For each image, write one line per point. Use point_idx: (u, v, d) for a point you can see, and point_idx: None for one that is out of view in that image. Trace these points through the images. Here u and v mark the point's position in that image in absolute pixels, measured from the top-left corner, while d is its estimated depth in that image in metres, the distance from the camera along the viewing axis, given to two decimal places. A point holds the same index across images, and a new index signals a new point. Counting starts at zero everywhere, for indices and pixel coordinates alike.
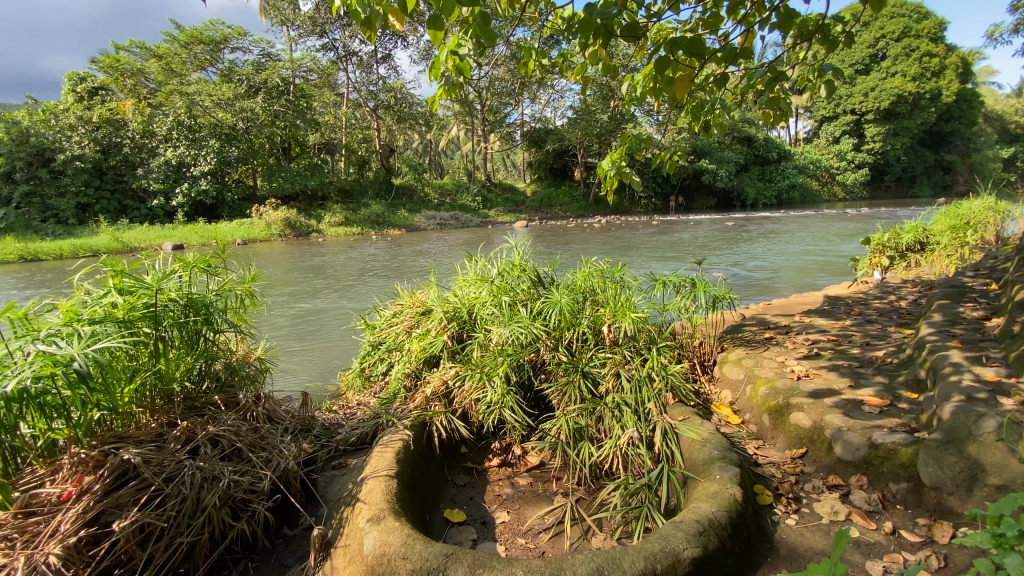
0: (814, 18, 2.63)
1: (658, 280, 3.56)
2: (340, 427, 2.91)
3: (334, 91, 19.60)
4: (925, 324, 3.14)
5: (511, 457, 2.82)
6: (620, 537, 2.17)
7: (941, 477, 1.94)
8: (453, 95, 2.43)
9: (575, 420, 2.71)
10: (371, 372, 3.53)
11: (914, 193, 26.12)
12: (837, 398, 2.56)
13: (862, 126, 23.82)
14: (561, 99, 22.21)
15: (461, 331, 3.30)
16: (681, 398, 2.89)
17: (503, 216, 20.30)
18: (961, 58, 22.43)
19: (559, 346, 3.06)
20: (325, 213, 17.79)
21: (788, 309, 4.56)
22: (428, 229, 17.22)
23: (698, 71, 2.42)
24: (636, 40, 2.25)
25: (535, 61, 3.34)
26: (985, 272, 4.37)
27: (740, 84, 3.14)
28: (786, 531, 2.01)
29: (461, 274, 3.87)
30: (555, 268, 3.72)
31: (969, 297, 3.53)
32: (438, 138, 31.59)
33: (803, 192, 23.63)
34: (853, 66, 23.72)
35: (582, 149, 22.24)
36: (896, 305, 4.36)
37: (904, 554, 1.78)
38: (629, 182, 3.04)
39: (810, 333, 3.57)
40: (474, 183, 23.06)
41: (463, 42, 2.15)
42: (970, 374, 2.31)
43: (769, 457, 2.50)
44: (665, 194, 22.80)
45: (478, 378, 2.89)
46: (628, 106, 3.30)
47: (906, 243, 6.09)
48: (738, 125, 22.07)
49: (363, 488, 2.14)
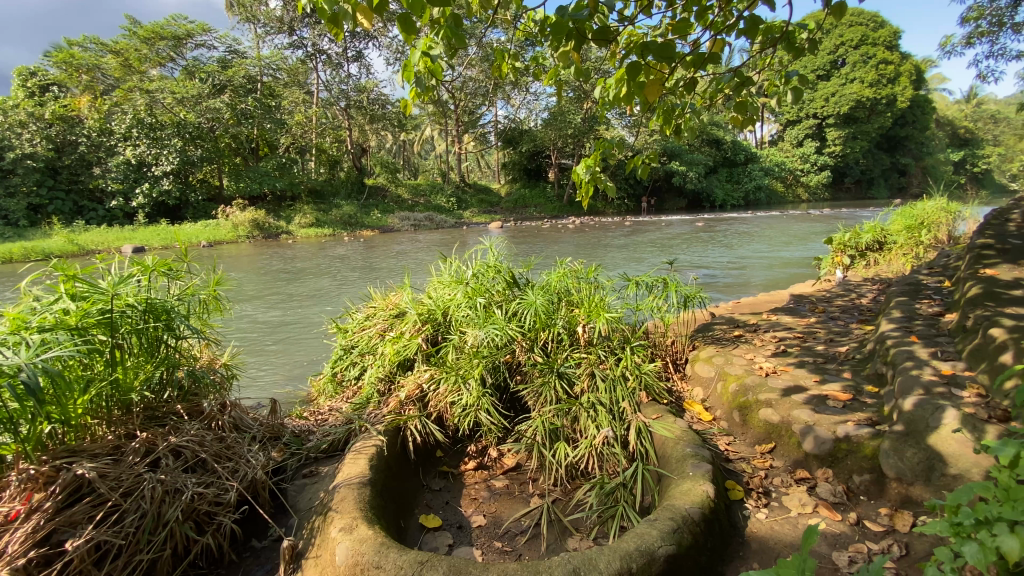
0: (780, 24, 2.71)
1: (632, 280, 3.59)
2: (311, 434, 2.85)
3: (303, 89, 19.22)
4: (885, 320, 3.27)
5: (487, 460, 2.81)
6: (597, 537, 2.18)
7: (902, 469, 2.01)
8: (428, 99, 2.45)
9: (551, 420, 2.71)
10: (342, 377, 3.45)
11: (872, 195, 27.21)
12: (804, 394, 2.63)
13: (824, 129, 24.69)
14: (536, 101, 22.31)
15: (436, 333, 3.26)
16: (654, 396, 2.93)
17: (478, 216, 20.27)
18: (915, 66, 23.50)
19: (535, 347, 3.04)
20: (295, 214, 17.34)
21: (755, 307, 4.67)
22: (403, 230, 17.06)
23: (669, 75, 2.47)
24: (607, 44, 2.26)
25: (508, 64, 3.33)
26: (939, 270, 4.57)
27: (710, 89, 3.20)
28: (757, 525, 2.05)
29: (435, 275, 3.81)
30: (529, 269, 3.70)
31: (924, 295, 3.67)
32: (413, 139, 31.38)
33: (769, 193, 24.33)
34: (815, 72, 24.60)
35: (555, 150, 22.41)
36: (858, 302, 4.52)
37: (868, 544, 1.84)
38: (603, 186, 3.05)
39: (777, 331, 3.67)
40: (448, 184, 22.96)
41: (432, 44, 2.15)
42: (928, 367, 2.41)
43: (739, 452, 2.56)
44: (637, 196, 23.22)
45: (452, 380, 2.86)
46: (601, 110, 3.30)
47: (865, 243, 6.33)
48: (707, 128, 22.65)
49: (335, 496, 2.09)
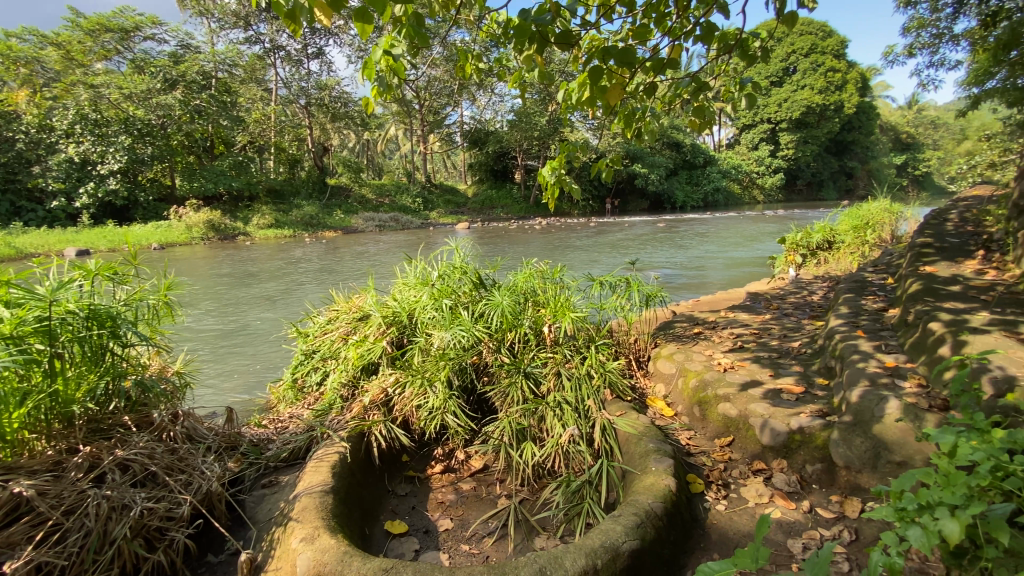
0: (734, 32, 2.81)
1: (596, 280, 3.64)
2: (270, 443, 2.77)
3: (261, 86, 18.67)
4: (834, 316, 3.44)
5: (454, 463, 2.79)
6: (563, 535, 2.20)
7: (850, 457, 2.11)
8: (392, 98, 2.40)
9: (518, 420, 2.71)
10: (304, 383, 3.36)
11: (822, 197, 28.54)
12: (760, 388, 2.74)
13: (777, 134, 25.74)
14: (501, 102, 22.36)
15: (401, 336, 3.21)
16: (618, 393, 2.99)
17: (444, 217, 20.13)
18: (860, 74, 24.80)
19: (501, 348, 3.05)
20: (253, 214, 16.76)
21: (714, 305, 4.84)
22: (367, 231, 16.75)
23: (630, 80, 2.52)
24: (569, 48, 2.28)
25: (471, 64, 3.31)
26: (882, 268, 4.85)
27: (669, 93, 3.28)
28: (716, 516, 2.12)
29: (400, 277, 3.76)
30: (496, 270, 3.70)
31: (869, 292, 3.87)
32: (377, 139, 30.90)
33: (727, 195, 25.19)
34: (769, 78, 25.63)
35: (521, 151, 22.50)
36: (809, 299, 4.74)
37: (820, 530, 1.93)
38: (568, 188, 3.08)
39: (734, 327, 3.80)
40: (413, 184, 22.71)
41: (396, 42, 2.09)
42: (873, 360, 2.54)
43: (700, 446, 2.64)
44: (601, 197, 23.61)
45: (418, 384, 2.82)
46: (564, 113, 3.33)
47: (815, 242, 6.61)
48: (668, 131, 23.25)
49: (296, 506, 2.03)
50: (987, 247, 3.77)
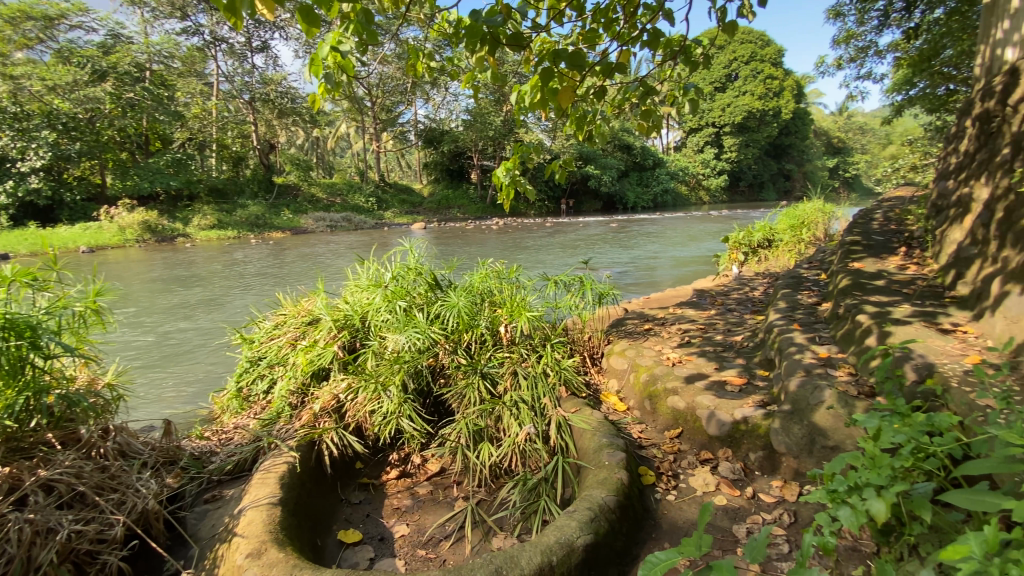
0: (678, 38, 2.91)
1: (551, 279, 3.69)
2: (213, 456, 2.64)
3: (201, 80, 17.85)
4: (773, 310, 3.63)
5: (410, 467, 2.75)
6: (520, 534, 2.21)
7: (790, 444, 2.23)
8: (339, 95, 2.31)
9: (474, 421, 2.70)
10: (249, 392, 3.22)
11: (763, 197, 30.06)
12: (706, 381, 2.86)
13: (721, 137, 26.91)
14: (455, 102, 22.23)
15: (354, 340, 3.14)
16: (573, 390, 3.05)
17: (399, 217, 19.79)
18: (796, 82, 26.32)
19: (458, 349, 3.03)
20: (194, 215, 15.87)
21: (663, 302, 5.01)
22: (317, 232, 16.22)
23: (580, 83, 2.57)
24: (521, 50, 2.29)
25: (422, 63, 3.27)
26: (816, 264, 5.17)
27: (618, 97, 3.36)
28: (667, 507, 2.20)
29: (352, 278, 3.67)
30: (451, 271, 3.68)
31: (805, 287, 4.11)
32: (328, 136, 29.98)
33: (675, 196, 26.12)
34: (712, 84, 26.77)
35: (477, 151, 22.45)
36: (750, 294, 5.00)
37: (762, 515, 2.03)
38: (522, 189, 3.10)
39: (682, 323, 3.95)
40: (366, 184, 22.20)
41: (343, 39, 2.00)
42: (808, 352, 2.71)
43: (651, 439, 2.73)
44: (557, 198, 23.92)
45: (371, 389, 2.76)
46: (517, 114, 3.35)
47: (756, 240, 6.93)
48: (619, 134, 23.84)
49: (241, 521, 1.95)
50: (906, 244, 4.08)
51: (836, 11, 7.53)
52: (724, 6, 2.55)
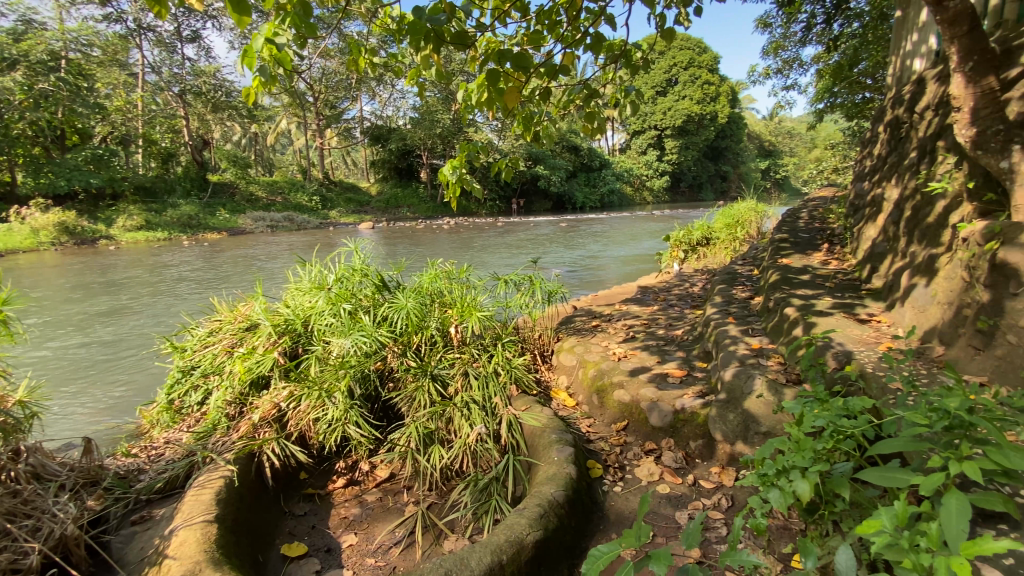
0: (619, 43, 3.00)
1: (501, 279, 3.70)
2: (141, 474, 2.46)
3: (124, 70, 16.72)
4: (711, 305, 3.82)
5: (358, 475, 2.68)
6: (472, 534, 2.21)
7: (726, 430, 2.35)
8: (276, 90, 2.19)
9: (425, 425, 2.67)
10: (181, 404, 3.03)
11: (702, 198, 31.48)
12: (649, 374, 2.97)
13: (663, 140, 27.94)
14: (402, 99, 21.84)
15: (296, 345, 3.01)
16: (523, 388, 3.08)
17: (345, 217, 19.21)
18: (730, 89, 27.76)
19: (407, 352, 2.98)
20: (118, 215, 14.72)
21: (610, 299, 5.15)
22: (258, 232, 15.47)
23: (526, 84, 2.59)
24: (465, 48, 2.27)
25: (365, 59, 3.18)
26: (749, 261, 5.48)
27: (563, 99, 3.42)
28: (614, 498, 2.27)
29: (294, 281, 3.53)
30: (400, 272, 3.61)
31: (739, 283, 4.34)
32: (267, 132, 28.64)
33: (621, 197, 26.89)
34: (654, 88, 27.75)
35: (425, 150, 22.16)
36: (690, 290, 5.23)
37: (702, 500, 2.13)
38: (470, 188, 3.08)
39: (627, 319, 4.08)
40: (309, 182, 21.41)
41: (279, 30, 1.88)
42: (742, 343, 2.87)
43: (598, 432, 2.80)
44: (507, 197, 24.03)
45: (315, 396, 2.67)
46: (464, 113, 3.32)
47: (695, 239, 7.27)
48: (566, 135, 24.26)
49: (173, 541, 1.84)
50: (828, 241, 4.40)
51: (764, 22, 8.02)
52: (663, 13, 2.65)
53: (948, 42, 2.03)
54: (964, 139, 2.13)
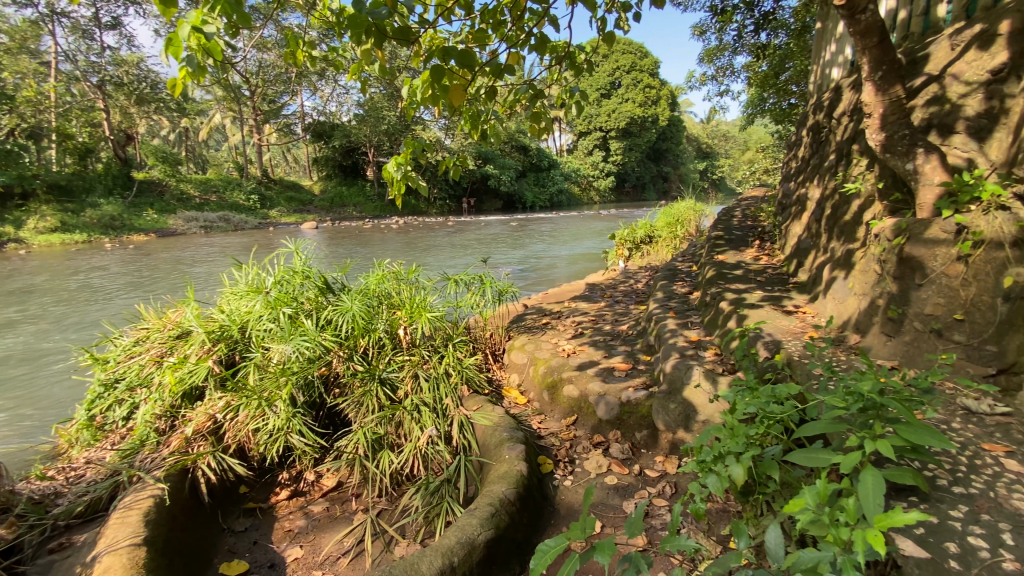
0: (562, 44, 3.04)
1: (451, 278, 3.66)
2: (59, 498, 2.26)
3: (33, 58, 15.29)
4: (654, 300, 3.96)
5: (303, 485, 2.59)
6: (423, 538, 2.18)
7: (668, 420, 2.44)
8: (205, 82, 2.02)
9: (373, 430, 2.61)
10: (104, 420, 2.79)
11: (646, 197, 32.59)
12: (596, 368, 3.05)
13: (608, 141, 28.66)
14: (346, 95, 21.18)
15: (232, 353, 2.86)
16: (475, 388, 3.07)
17: (286, 216, 18.41)
18: (670, 93, 28.88)
19: (353, 356, 2.89)
20: (27, 216, 13.38)
21: (559, 296, 5.24)
22: (190, 233, 14.54)
23: (471, 82, 2.57)
24: (409, 44, 2.21)
25: (303, 52, 3.04)
26: (689, 257, 5.73)
27: (509, 97, 3.42)
28: (564, 492, 2.31)
29: (229, 285, 3.34)
30: (345, 273, 3.50)
31: (680, 279, 4.53)
32: (199, 126, 26.96)
33: (569, 197, 27.35)
34: (598, 91, 28.42)
35: (371, 148, 21.61)
36: (635, 287, 5.41)
37: (648, 489, 2.21)
38: (416, 186, 3.03)
39: (576, 315, 4.17)
40: (247, 181, 20.36)
41: (208, 19, 1.72)
42: (682, 336, 2.99)
43: (549, 428, 2.84)
44: (457, 197, 23.87)
45: (254, 406, 2.54)
46: (408, 109, 3.25)
47: (639, 237, 7.52)
48: (515, 135, 24.39)
49: (95, 569, 1.71)
50: (759, 238, 4.68)
51: (700, 29, 8.38)
52: (604, 17, 2.72)
53: (861, 53, 2.19)
54: (874, 143, 2.32)
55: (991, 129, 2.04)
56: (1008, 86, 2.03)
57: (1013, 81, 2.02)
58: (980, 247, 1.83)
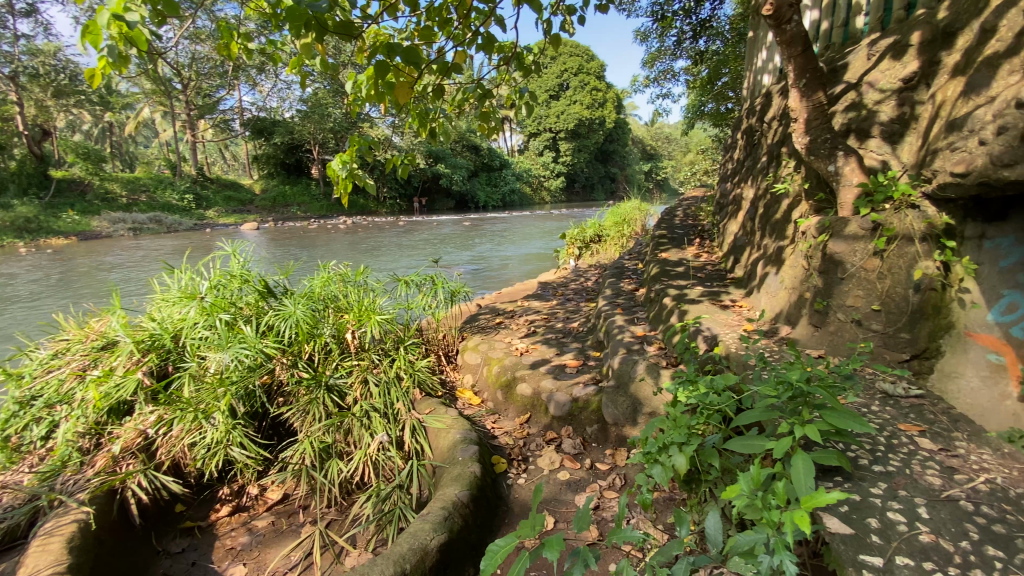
0: (509, 45, 3.05)
1: (401, 280, 3.59)
2: None
3: None
4: (603, 297, 4.06)
5: (246, 500, 2.46)
6: (375, 547, 2.12)
7: (617, 414, 2.50)
8: (128, 73, 1.85)
9: (321, 438, 2.52)
10: (19, 440, 2.51)
11: (595, 197, 33.34)
12: (548, 366, 3.09)
13: (558, 142, 29.08)
14: (288, 90, 20.37)
15: (164, 364, 2.67)
16: (427, 391, 3.03)
17: (225, 217, 17.48)
18: (616, 96, 29.67)
19: (298, 363, 2.78)
20: None
21: (513, 296, 5.26)
22: (117, 235, 13.52)
23: (417, 79, 2.52)
24: (351, 39, 2.14)
25: (238, 43, 2.87)
26: (636, 255, 5.91)
27: (457, 96, 3.38)
28: (519, 490, 2.32)
29: (159, 290, 3.12)
30: (288, 276, 3.36)
31: (627, 276, 4.66)
32: (125, 121, 25.09)
33: (521, 196, 27.54)
34: (547, 92, 28.79)
35: (316, 146, 20.89)
36: (585, 284, 5.51)
37: (599, 482, 2.26)
38: (363, 185, 2.94)
39: (528, 314, 4.20)
40: (181, 180, 19.17)
41: (130, 6, 1.57)
42: (630, 332, 3.08)
43: (503, 427, 2.85)
44: (408, 196, 23.48)
45: (190, 419, 2.39)
46: (353, 106, 3.15)
47: (589, 236, 7.67)
48: (465, 134, 24.29)
49: None
50: (699, 236, 4.89)
51: (643, 34, 8.65)
52: (549, 19, 2.75)
53: (787, 61, 2.33)
54: (800, 145, 2.48)
55: (902, 134, 2.22)
56: (916, 95, 2.21)
57: (920, 89, 2.21)
58: (892, 243, 1.99)
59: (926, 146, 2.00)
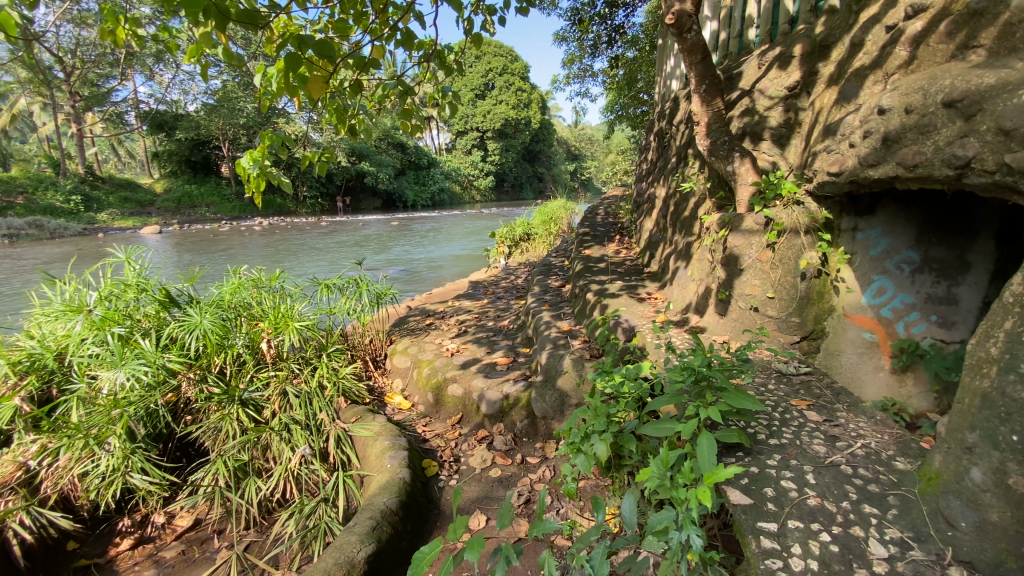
0: (429, 42, 2.99)
1: (322, 283, 3.43)
2: None
3: None
4: (531, 294, 4.13)
5: (152, 530, 2.25)
6: (300, 565, 2.01)
7: (546, 408, 2.56)
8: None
9: (235, 457, 2.35)
10: None
11: (524, 196, 33.79)
12: (478, 365, 3.10)
13: (485, 141, 29.14)
14: (190, 82, 18.80)
15: (47, 388, 2.38)
16: (352, 399, 2.92)
17: (121, 220, 15.83)
18: (541, 97, 30.22)
19: (207, 378, 2.59)
20: None
21: (444, 296, 5.21)
22: None
23: (333, 74, 2.39)
24: (257, 30, 1.99)
25: (126, 29, 2.59)
26: (563, 252, 6.07)
27: (377, 92, 3.25)
28: (451, 492, 2.30)
29: (39, 304, 2.76)
30: (193, 284, 3.10)
31: (554, 273, 4.77)
32: None
33: (450, 196, 27.30)
34: (473, 91, 28.73)
35: (226, 142, 19.46)
36: (515, 282, 5.58)
37: (530, 476, 2.30)
38: (277, 184, 2.76)
39: (459, 314, 4.19)
40: (65, 179, 17.11)
41: None
42: (556, 327, 3.16)
43: (434, 429, 2.82)
44: (331, 196, 22.51)
45: (79, 447, 2.15)
46: (264, 100, 2.94)
47: (517, 235, 7.75)
48: (390, 133, 23.68)
49: None
50: (620, 233, 5.10)
51: (561, 36, 8.89)
52: (470, 19, 2.74)
53: (689, 68, 2.50)
54: (703, 147, 2.66)
55: (789, 137, 2.45)
56: (799, 102, 2.45)
57: (802, 97, 2.44)
58: (783, 235, 2.20)
59: (807, 149, 2.21)
